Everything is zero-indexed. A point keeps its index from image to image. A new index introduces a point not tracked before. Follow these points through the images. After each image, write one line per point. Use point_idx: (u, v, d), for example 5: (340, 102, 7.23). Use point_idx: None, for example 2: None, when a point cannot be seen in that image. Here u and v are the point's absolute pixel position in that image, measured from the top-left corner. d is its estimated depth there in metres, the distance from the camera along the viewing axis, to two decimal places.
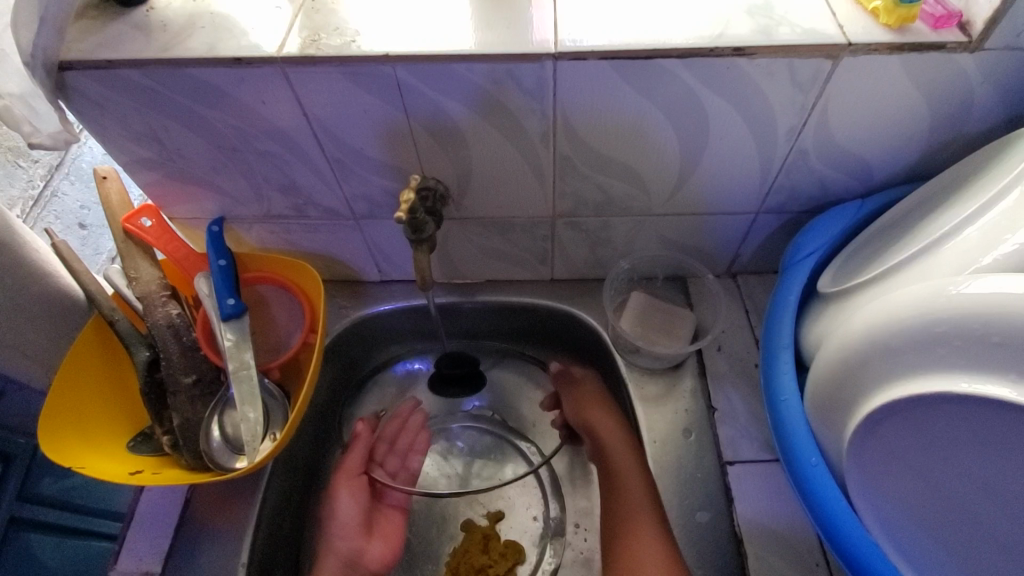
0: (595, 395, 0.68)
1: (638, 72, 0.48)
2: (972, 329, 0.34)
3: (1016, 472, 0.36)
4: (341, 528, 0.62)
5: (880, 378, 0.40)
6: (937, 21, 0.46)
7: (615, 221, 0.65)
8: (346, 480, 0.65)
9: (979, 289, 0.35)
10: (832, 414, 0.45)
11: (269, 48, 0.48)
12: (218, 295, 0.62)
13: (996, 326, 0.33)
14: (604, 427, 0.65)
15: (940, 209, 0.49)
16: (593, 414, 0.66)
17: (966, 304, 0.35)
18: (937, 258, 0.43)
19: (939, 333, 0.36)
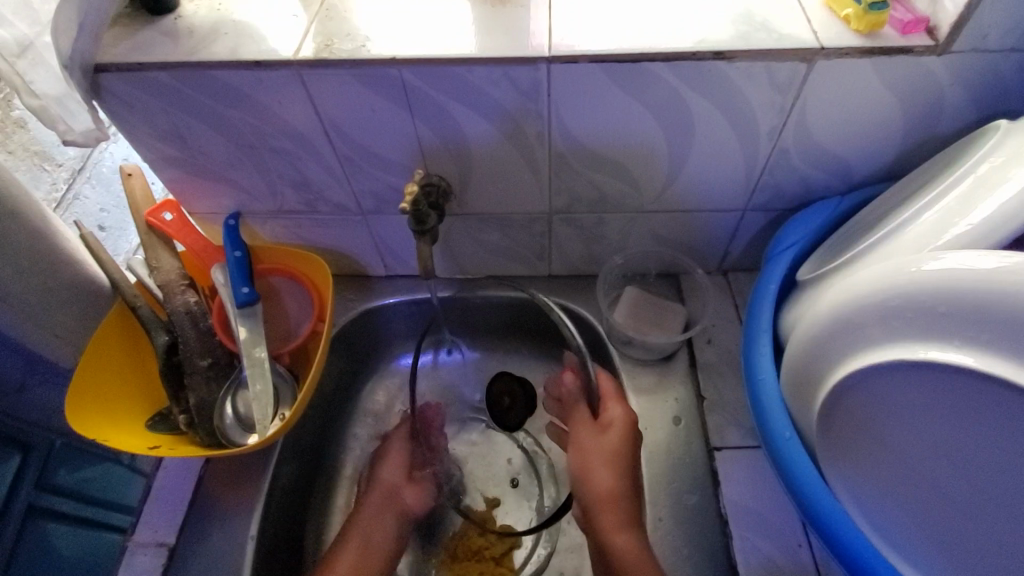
0: (612, 444, 0.62)
1: (625, 74, 0.52)
2: (922, 301, 0.38)
3: (966, 437, 0.39)
4: (394, 466, 0.70)
5: (855, 347, 0.42)
6: (906, 26, 0.49)
7: (608, 217, 0.69)
8: (393, 457, 0.70)
9: (930, 266, 0.38)
10: (810, 383, 0.47)
11: (286, 51, 0.53)
12: (234, 283, 0.66)
13: (942, 297, 0.36)
14: (598, 478, 0.61)
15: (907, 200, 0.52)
16: (597, 465, 0.61)
17: (919, 280, 0.38)
18: (897, 242, 0.46)
19: (894, 306, 0.39)
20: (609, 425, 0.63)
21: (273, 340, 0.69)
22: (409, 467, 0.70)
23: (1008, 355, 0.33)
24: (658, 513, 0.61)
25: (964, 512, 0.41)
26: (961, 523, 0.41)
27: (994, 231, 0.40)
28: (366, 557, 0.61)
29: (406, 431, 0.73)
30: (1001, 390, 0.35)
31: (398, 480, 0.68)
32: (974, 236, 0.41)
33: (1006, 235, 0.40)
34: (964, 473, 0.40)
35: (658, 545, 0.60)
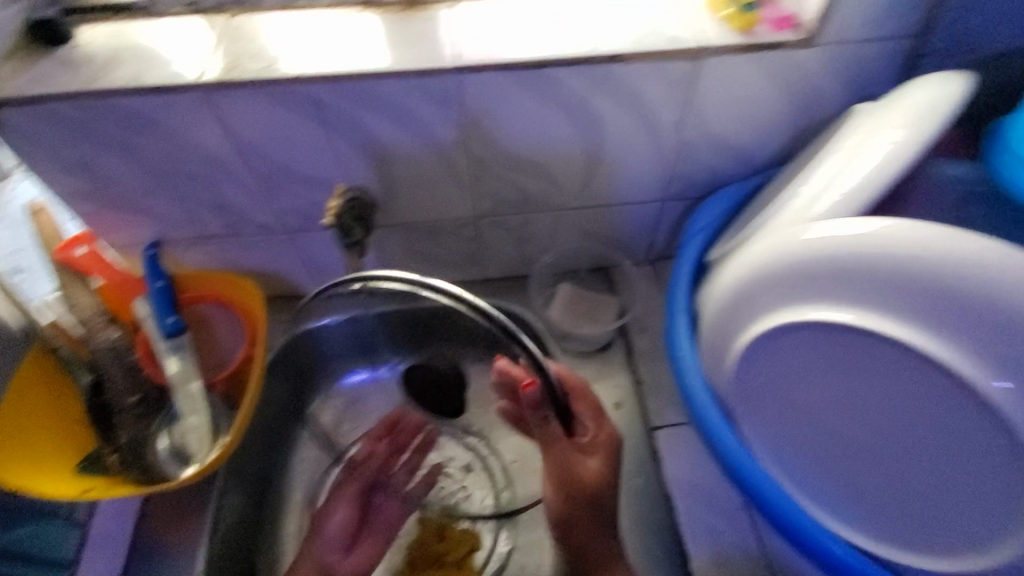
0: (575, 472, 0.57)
1: (530, 80, 0.54)
2: (804, 265, 0.42)
3: (857, 383, 0.43)
4: (327, 543, 0.65)
5: (764, 310, 0.45)
6: (776, 23, 0.54)
7: (534, 218, 0.71)
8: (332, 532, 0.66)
9: (811, 234, 0.42)
10: (725, 346, 0.50)
11: (191, 75, 0.53)
12: (160, 315, 0.65)
13: (818, 261, 0.41)
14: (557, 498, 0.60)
15: (800, 173, 0.55)
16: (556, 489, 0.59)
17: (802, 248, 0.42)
18: (787, 214, 0.48)
19: (782, 271, 0.43)
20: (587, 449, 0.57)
21: (204, 370, 0.67)
22: (349, 536, 0.66)
23: (892, 317, 0.38)
24: None
25: (866, 454, 0.45)
26: (859, 465, 0.46)
27: (860, 197, 0.44)
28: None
29: (355, 490, 0.68)
30: (873, 333, 0.39)
31: (334, 557, 0.65)
32: (846, 202, 0.45)
33: (869, 199, 0.44)
34: (861, 422, 0.44)
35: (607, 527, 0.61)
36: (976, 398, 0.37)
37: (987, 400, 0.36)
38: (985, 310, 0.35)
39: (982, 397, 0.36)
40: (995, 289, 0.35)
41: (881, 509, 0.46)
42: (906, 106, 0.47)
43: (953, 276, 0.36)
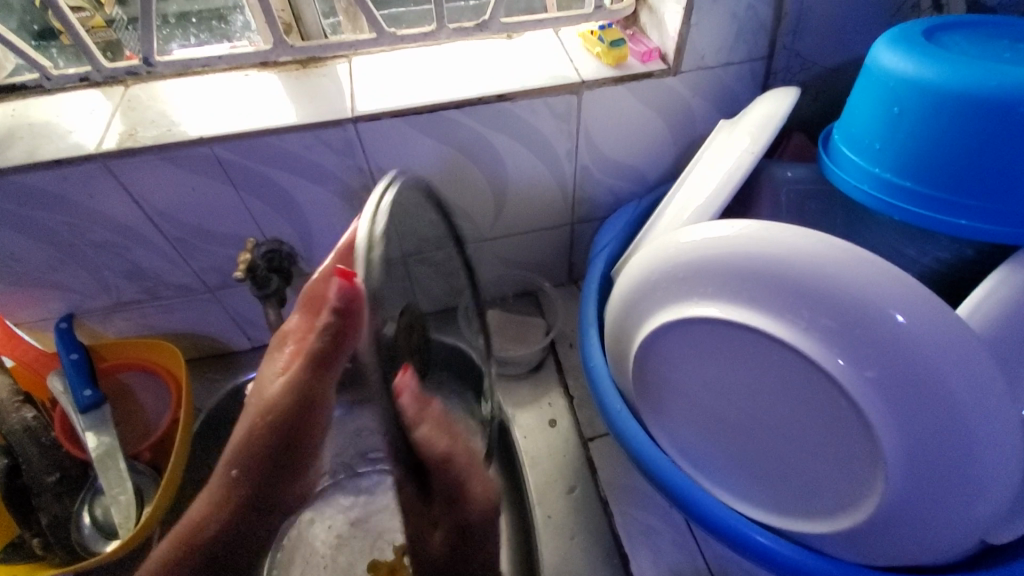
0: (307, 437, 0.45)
1: (425, 123, 0.58)
2: (670, 267, 0.43)
3: (748, 376, 0.42)
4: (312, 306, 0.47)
5: (647, 310, 0.46)
6: (643, 57, 0.60)
7: (454, 251, 0.74)
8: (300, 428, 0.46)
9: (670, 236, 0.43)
10: (624, 351, 0.51)
11: (87, 146, 0.53)
12: (74, 388, 0.63)
13: (678, 262, 0.42)
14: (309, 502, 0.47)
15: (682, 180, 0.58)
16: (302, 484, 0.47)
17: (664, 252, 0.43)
18: (665, 221, 0.50)
19: (653, 276, 0.44)
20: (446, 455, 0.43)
21: (131, 439, 0.67)
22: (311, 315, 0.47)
23: (754, 305, 0.38)
24: (546, 511, 0.64)
25: (770, 448, 0.44)
26: (757, 460, 0.45)
27: (723, 188, 0.46)
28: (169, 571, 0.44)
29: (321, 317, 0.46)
30: (744, 326, 0.39)
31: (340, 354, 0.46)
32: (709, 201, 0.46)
33: (733, 190, 0.46)
34: (749, 416, 0.44)
35: (550, 541, 0.62)
36: (830, 383, 0.37)
37: (838, 385, 0.36)
38: (815, 296, 0.36)
39: (834, 382, 0.36)
40: (821, 273, 0.35)
41: (785, 501, 0.46)
42: (754, 110, 0.51)
43: (790, 265, 0.36)
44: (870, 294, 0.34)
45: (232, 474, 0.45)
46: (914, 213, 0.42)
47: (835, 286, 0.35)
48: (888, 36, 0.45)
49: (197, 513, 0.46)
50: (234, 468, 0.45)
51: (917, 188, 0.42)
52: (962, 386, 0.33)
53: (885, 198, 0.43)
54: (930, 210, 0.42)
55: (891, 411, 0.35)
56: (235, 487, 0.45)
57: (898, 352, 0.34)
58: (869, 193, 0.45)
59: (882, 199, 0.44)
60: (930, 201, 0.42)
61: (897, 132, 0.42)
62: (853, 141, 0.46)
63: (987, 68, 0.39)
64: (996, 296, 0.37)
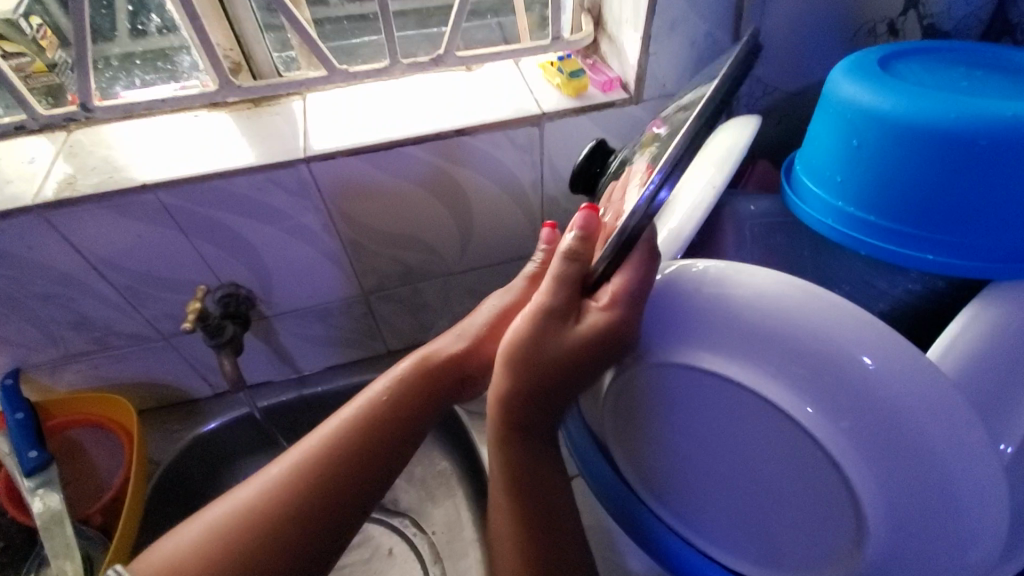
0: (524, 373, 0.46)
1: (383, 160, 0.56)
2: None
3: (716, 423, 0.40)
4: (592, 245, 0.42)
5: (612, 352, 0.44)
6: (604, 86, 0.59)
7: (423, 286, 0.72)
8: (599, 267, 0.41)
9: None
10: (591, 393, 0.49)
11: (23, 197, 0.51)
12: (18, 450, 0.59)
13: None
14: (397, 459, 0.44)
15: None
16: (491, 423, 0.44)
17: None
18: None
19: None
20: (571, 314, 0.39)
21: (82, 500, 0.63)
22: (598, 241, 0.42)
23: (715, 352, 0.37)
24: None
25: (745, 495, 0.42)
26: (733, 509, 0.43)
27: (688, 221, 0.43)
28: (319, 489, 0.40)
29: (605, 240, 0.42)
30: (710, 372, 0.38)
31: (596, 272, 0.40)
32: (674, 233, 0.43)
33: (699, 222, 0.43)
34: (722, 463, 0.42)
35: None
36: (799, 431, 0.35)
37: (807, 432, 0.35)
38: (780, 343, 0.34)
39: (802, 428, 0.35)
40: (784, 320, 0.34)
41: (766, 551, 0.43)
42: (719, 138, 0.49)
43: (753, 310, 0.35)
44: (835, 341, 0.32)
45: (385, 399, 0.45)
46: (877, 247, 0.41)
47: (799, 333, 0.33)
48: (846, 65, 0.44)
49: (320, 444, 0.42)
50: (390, 391, 0.46)
51: (880, 222, 0.41)
52: (938, 436, 0.31)
53: (849, 231, 0.42)
54: (895, 244, 0.41)
55: (863, 461, 0.33)
56: (397, 403, 0.45)
57: (867, 401, 0.32)
58: (833, 227, 0.44)
59: (846, 233, 0.43)
60: (893, 235, 0.41)
61: (858, 164, 0.41)
62: (815, 172, 0.45)
63: (943, 99, 0.38)
64: (966, 335, 0.36)
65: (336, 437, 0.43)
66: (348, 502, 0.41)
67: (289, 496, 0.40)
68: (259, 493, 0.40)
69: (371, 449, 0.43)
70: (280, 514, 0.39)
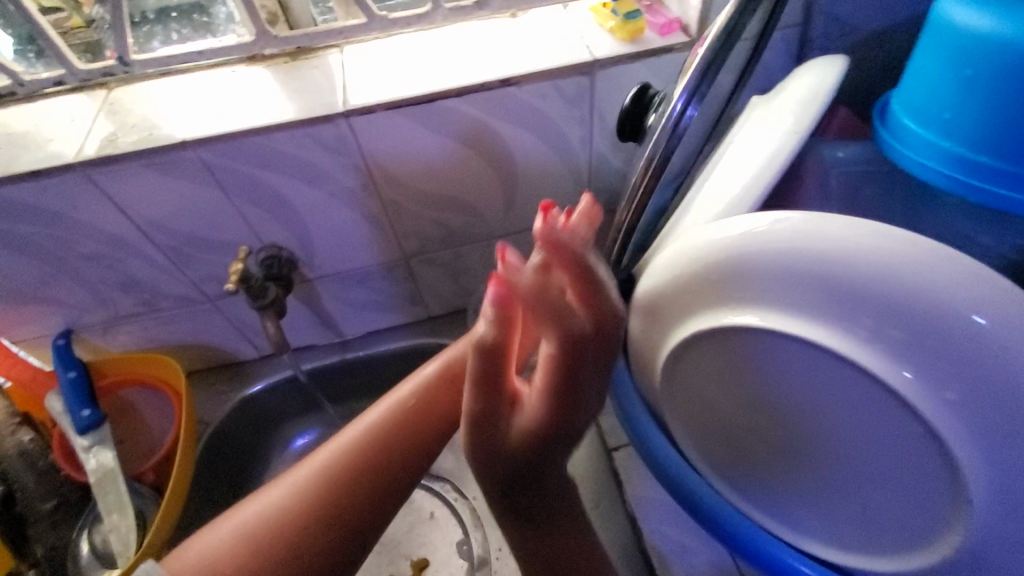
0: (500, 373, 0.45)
1: (424, 114, 0.53)
2: (705, 269, 0.36)
3: (794, 390, 0.37)
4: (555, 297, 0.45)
5: (677, 314, 0.40)
6: (662, 28, 0.54)
7: (464, 250, 0.69)
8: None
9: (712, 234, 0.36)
10: (648, 358, 0.45)
11: (66, 154, 0.50)
12: (72, 409, 0.61)
13: (713, 265, 0.36)
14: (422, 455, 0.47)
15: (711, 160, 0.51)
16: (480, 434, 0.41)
17: (695, 253, 0.37)
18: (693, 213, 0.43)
19: (684, 281, 0.38)
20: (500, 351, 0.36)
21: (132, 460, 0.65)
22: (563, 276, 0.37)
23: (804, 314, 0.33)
24: None
25: (820, 467, 0.39)
26: (806, 480, 0.40)
27: (765, 174, 0.39)
28: (362, 474, 0.43)
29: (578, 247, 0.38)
30: (794, 337, 0.34)
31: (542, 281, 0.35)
32: (746, 190, 0.39)
33: (777, 174, 0.39)
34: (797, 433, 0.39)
35: None
36: (898, 402, 0.31)
37: (909, 405, 0.31)
38: (881, 302, 0.30)
39: (902, 400, 0.31)
40: (887, 277, 0.29)
41: (839, 526, 0.40)
42: (797, 82, 0.44)
43: (848, 267, 0.31)
44: (949, 298, 0.28)
45: (413, 401, 0.49)
46: (992, 192, 0.37)
47: (904, 290, 0.29)
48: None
49: (357, 438, 0.46)
50: (419, 393, 0.49)
51: (995, 164, 0.37)
52: None
53: (956, 175, 0.38)
54: (1013, 189, 0.36)
55: (976, 437, 0.29)
56: (428, 405, 0.48)
57: (984, 368, 0.28)
58: (936, 171, 0.39)
59: (952, 179, 0.38)
60: (1011, 178, 0.36)
61: (970, 101, 0.36)
62: (916, 110, 0.40)
63: None
64: None
65: (378, 427, 0.46)
66: (389, 480, 0.44)
67: (330, 488, 0.42)
68: (283, 497, 0.42)
69: (402, 442, 0.46)
70: (340, 478, 0.43)
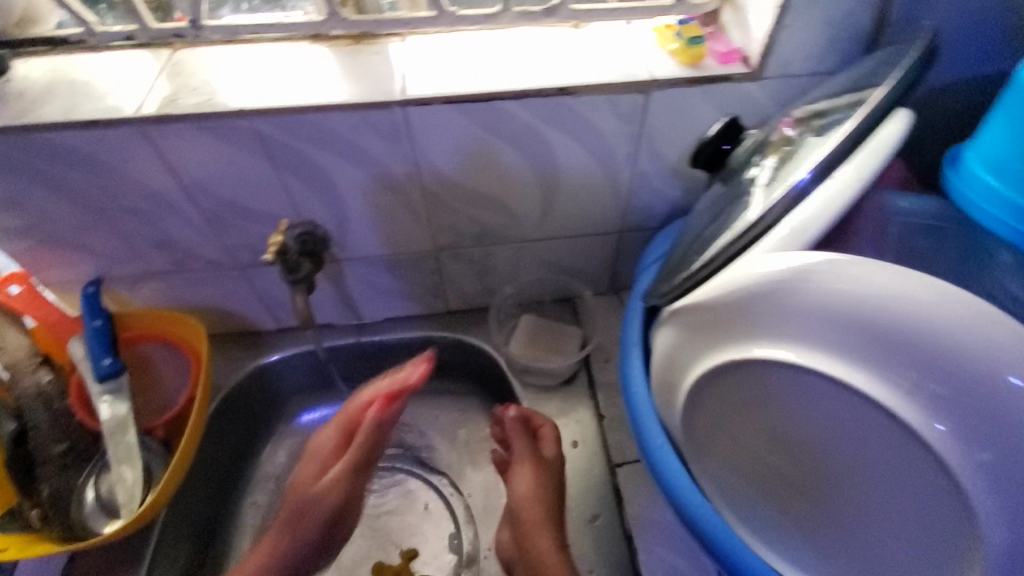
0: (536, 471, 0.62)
1: (480, 113, 0.54)
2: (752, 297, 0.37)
3: (813, 429, 0.38)
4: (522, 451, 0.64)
5: (716, 338, 0.41)
6: (723, 57, 0.55)
7: (494, 249, 0.70)
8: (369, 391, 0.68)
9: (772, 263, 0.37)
10: (674, 381, 0.46)
11: (126, 109, 0.51)
12: (94, 357, 0.61)
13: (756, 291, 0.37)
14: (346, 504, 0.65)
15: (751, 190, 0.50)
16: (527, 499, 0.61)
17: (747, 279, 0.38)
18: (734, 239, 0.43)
19: (729, 304, 0.39)
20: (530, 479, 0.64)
21: (143, 413, 0.66)
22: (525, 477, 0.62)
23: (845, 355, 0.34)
24: (568, 537, 0.61)
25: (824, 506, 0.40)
26: (811, 515, 0.42)
27: (827, 209, 0.38)
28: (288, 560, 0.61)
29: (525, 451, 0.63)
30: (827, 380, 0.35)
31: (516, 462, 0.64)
32: (798, 228, 0.39)
33: (838, 210, 0.39)
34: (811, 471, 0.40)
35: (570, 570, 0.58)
36: (924, 448, 0.33)
37: (934, 452, 0.32)
38: (920, 350, 0.32)
39: (928, 447, 0.32)
40: (926, 329, 0.32)
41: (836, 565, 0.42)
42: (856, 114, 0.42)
43: (899, 313, 0.33)
44: (987, 357, 0.30)
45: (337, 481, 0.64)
46: None
47: (940, 341, 0.31)
48: None
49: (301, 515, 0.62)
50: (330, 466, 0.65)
51: None
52: None
53: None
54: None
55: (988, 486, 0.31)
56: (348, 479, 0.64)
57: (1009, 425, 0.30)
58: None
59: None
60: None
61: None
62: None
63: None
64: None
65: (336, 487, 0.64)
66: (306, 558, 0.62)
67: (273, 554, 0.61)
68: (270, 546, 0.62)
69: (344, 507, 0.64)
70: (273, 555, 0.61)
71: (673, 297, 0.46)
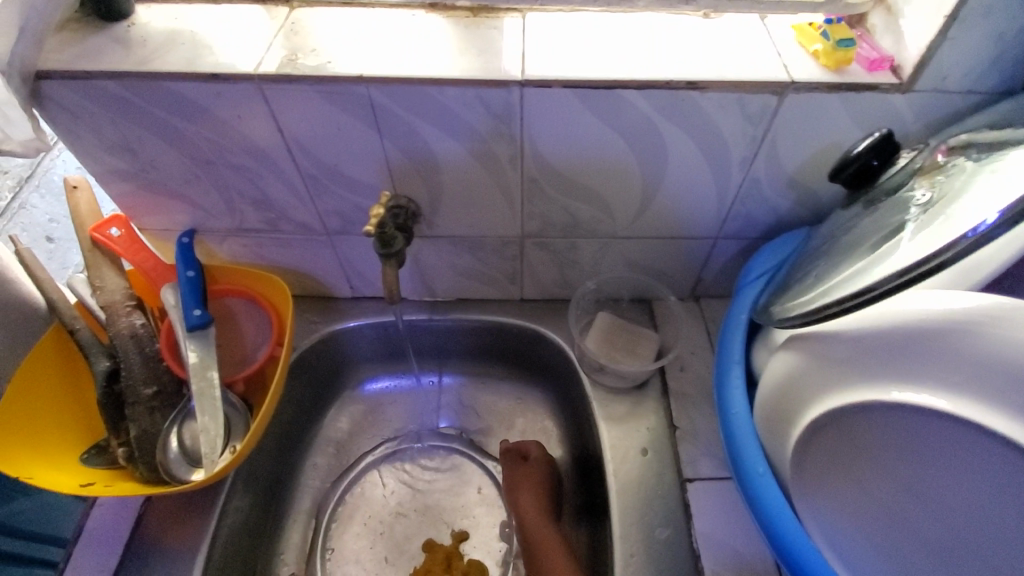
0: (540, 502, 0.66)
1: (599, 101, 0.51)
2: (896, 339, 0.37)
3: (950, 482, 0.36)
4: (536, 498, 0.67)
5: (850, 375, 0.39)
6: (871, 63, 0.50)
7: (582, 243, 0.68)
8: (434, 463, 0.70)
9: (922, 304, 0.36)
10: (792, 414, 0.46)
11: (245, 65, 0.51)
12: (185, 306, 0.62)
13: (900, 332, 0.36)
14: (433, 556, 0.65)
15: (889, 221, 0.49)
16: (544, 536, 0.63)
17: (892, 317, 0.37)
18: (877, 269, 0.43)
19: (866, 344, 0.39)
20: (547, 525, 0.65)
21: (226, 363, 0.66)
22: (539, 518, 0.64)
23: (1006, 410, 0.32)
24: (629, 548, 0.58)
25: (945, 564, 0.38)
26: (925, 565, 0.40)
27: (1009, 248, 0.37)
28: None
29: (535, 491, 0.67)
30: None
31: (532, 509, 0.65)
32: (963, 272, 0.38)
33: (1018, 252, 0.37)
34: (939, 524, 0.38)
35: None
36: None
37: None
38: None
39: None
40: None
41: None
42: None
43: None
44: None
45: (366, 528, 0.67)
46: None
47: None
48: None
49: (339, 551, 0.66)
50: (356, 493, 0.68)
51: None
52: None
53: None
54: None
55: None
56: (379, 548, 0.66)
57: None
58: None
59: None
60: None
61: None
62: None
63: None
64: None
65: None
66: None
67: None
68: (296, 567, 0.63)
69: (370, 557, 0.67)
70: None
71: (797, 322, 0.46)
